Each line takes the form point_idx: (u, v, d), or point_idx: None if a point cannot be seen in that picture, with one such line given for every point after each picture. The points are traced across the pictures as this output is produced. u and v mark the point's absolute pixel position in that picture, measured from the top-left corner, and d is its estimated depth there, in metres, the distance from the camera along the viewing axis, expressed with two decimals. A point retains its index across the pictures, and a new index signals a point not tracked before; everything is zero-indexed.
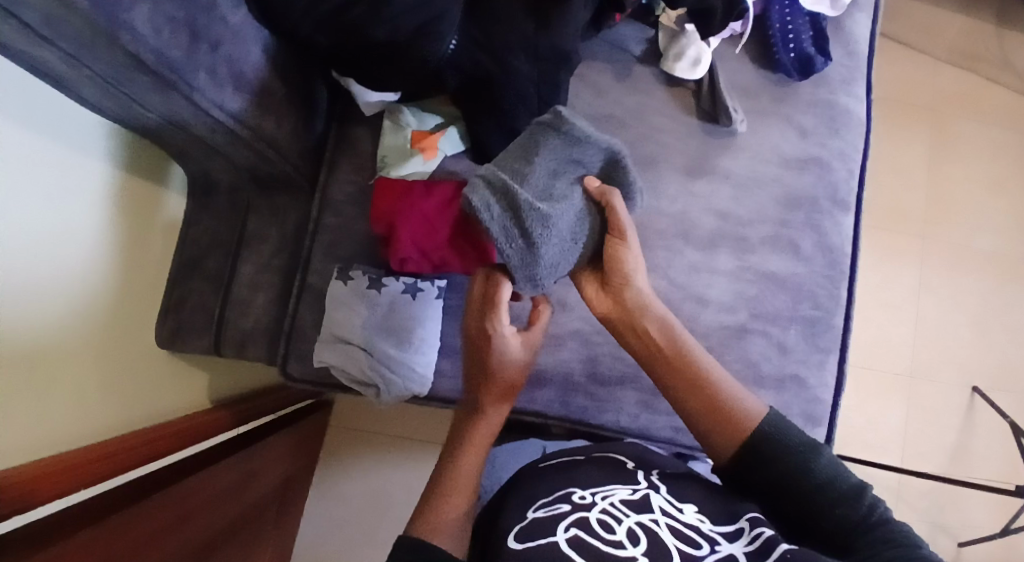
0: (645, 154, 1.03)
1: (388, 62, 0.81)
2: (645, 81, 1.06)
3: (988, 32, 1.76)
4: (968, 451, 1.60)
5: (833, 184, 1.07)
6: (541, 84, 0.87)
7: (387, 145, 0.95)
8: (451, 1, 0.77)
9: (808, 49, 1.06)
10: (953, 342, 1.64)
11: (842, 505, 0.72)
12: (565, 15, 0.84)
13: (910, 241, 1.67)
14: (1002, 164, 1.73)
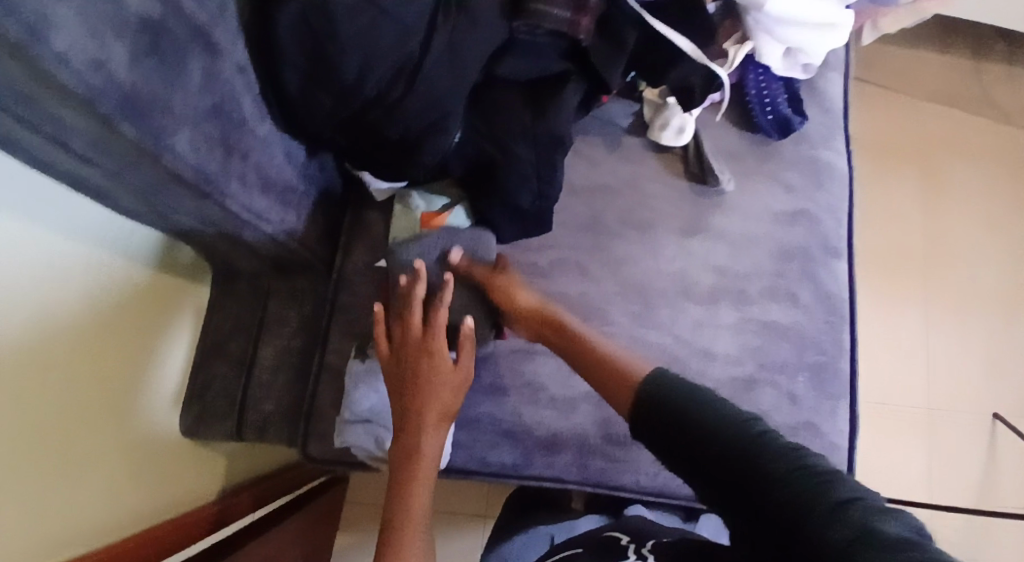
0: (643, 219, 1.09)
1: (403, 155, 0.82)
2: (636, 150, 1.13)
3: (967, 68, 1.88)
4: (1000, 485, 1.60)
5: (823, 234, 1.13)
6: (540, 170, 0.85)
7: (398, 227, 0.99)
8: (456, 100, 0.77)
9: (784, 111, 1.13)
10: (970, 374, 1.67)
11: (729, 429, 0.65)
12: (560, 103, 0.83)
13: (917, 276, 1.72)
14: (995, 194, 1.81)
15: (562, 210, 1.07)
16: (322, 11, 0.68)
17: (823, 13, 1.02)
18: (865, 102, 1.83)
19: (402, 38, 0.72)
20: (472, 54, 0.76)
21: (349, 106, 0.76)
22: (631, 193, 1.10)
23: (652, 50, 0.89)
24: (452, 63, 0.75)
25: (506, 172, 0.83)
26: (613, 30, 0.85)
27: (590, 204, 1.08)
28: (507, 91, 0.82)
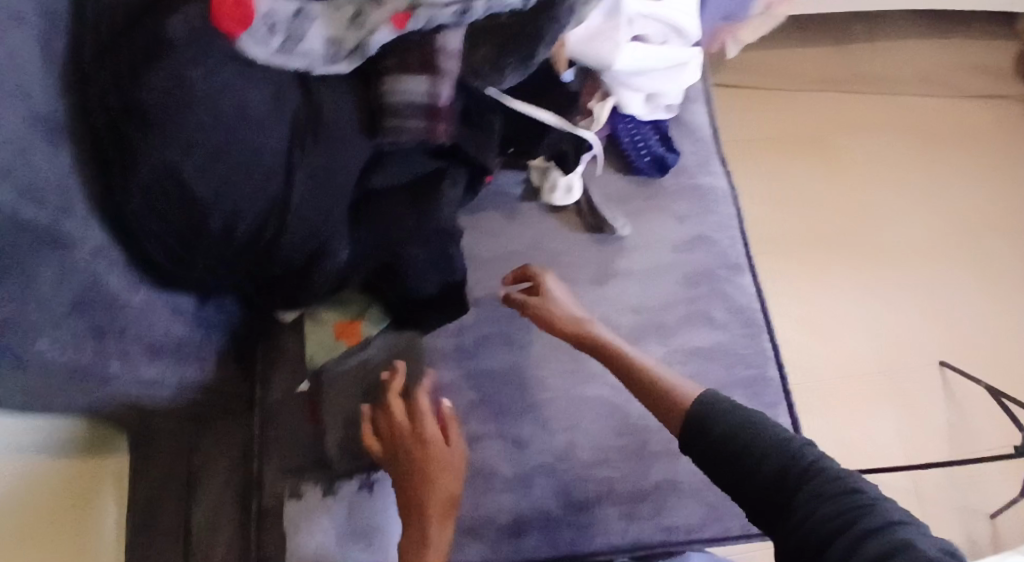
0: (553, 277, 1.08)
1: (297, 282, 0.78)
2: (533, 215, 1.13)
3: (831, 55, 2.02)
4: (963, 428, 1.71)
5: (722, 253, 1.16)
6: (438, 262, 0.83)
7: (311, 345, 0.95)
8: (335, 218, 0.73)
9: (658, 150, 1.19)
10: (909, 330, 1.79)
11: (771, 459, 0.74)
12: (441, 198, 0.82)
13: (831, 255, 1.84)
14: (886, 161, 1.95)
15: (475, 288, 1.06)
16: (171, 177, 0.63)
17: (667, 56, 1.07)
18: (743, 109, 1.96)
19: (265, 181, 0.67)
20: (342, 177, 0.73)
21: (223, 254, 0.71)
22: (535, 255, 1.10)
23: (521, 123, 0.93)
24: (324, 193, 0.71)
25: (404, 277, 0.82)
26: (477, 113, 0.85)
27: (500, 275, 1.08)
28: (387, 197, 0.80)
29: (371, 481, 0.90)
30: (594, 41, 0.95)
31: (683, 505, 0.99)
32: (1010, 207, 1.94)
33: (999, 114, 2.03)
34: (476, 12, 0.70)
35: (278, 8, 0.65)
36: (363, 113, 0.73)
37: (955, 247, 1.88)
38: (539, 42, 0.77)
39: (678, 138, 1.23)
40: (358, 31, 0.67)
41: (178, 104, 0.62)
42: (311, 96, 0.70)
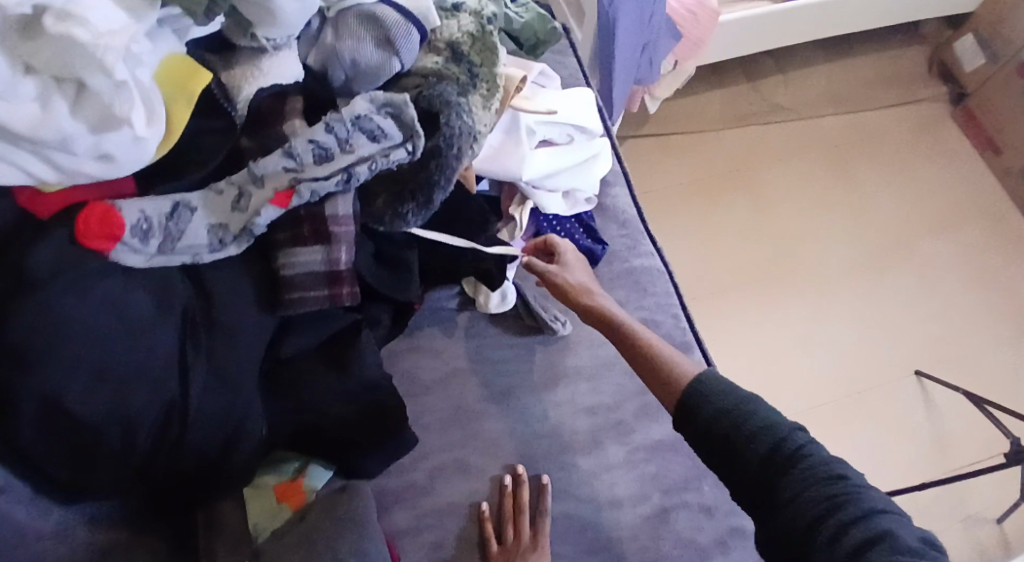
0: (503, 390, 1.05)
1: (213, 479, 0.72)
2: (472, 325, 1.09)
3: (746, 90, 2.12)
4: (948, 436, 1.82)
5: (667, 335, 1.16)
6: (371, 416, 0.79)
7: (253, 512, 0.89)
8: (247, 407, 0.69)
9: (586, 244, 1.16)
10: (874, 345, 1.89)
11: (762, 441, 0.75)
12: (360, 350, 0.78)
13: (784, 286, 1.91)
14: (817, 186, 2.05)
15: (421, 416, 1.01)
16: (56, 408, 0.59)
17: (574, 155, 1.09)
18: (675, 152, 2.02)
19: (157, 386, 0.64)
20: (242, 357, 0.68)
21: (125, 471, 0.66)
22: (482, 372, 1.05)
23: (436, 253, 0.94)
24: (226, 382, 0.67)
25: (338, 438, 0.79)
26: (393, 253, 0.82)
27: (447, 398, 1.02)
28: (302, 364, 0.76)
29: None
30: (494, 158, 0.97)
31: None
32: (938, 208, 2.08)
33: (910, 119, 2.20)
34: (359, 180, 0.72)
35: (156, 211, 0.66)
36: (263, 286, 0.72)
37: (897, 256, 2.00)
38: (434, 187, 0.78)
39: (602, 225, 1.23)
40: (243, 215, 0.69)
41: (52, 337, 0.58)
42: (200, 283, 0.68)
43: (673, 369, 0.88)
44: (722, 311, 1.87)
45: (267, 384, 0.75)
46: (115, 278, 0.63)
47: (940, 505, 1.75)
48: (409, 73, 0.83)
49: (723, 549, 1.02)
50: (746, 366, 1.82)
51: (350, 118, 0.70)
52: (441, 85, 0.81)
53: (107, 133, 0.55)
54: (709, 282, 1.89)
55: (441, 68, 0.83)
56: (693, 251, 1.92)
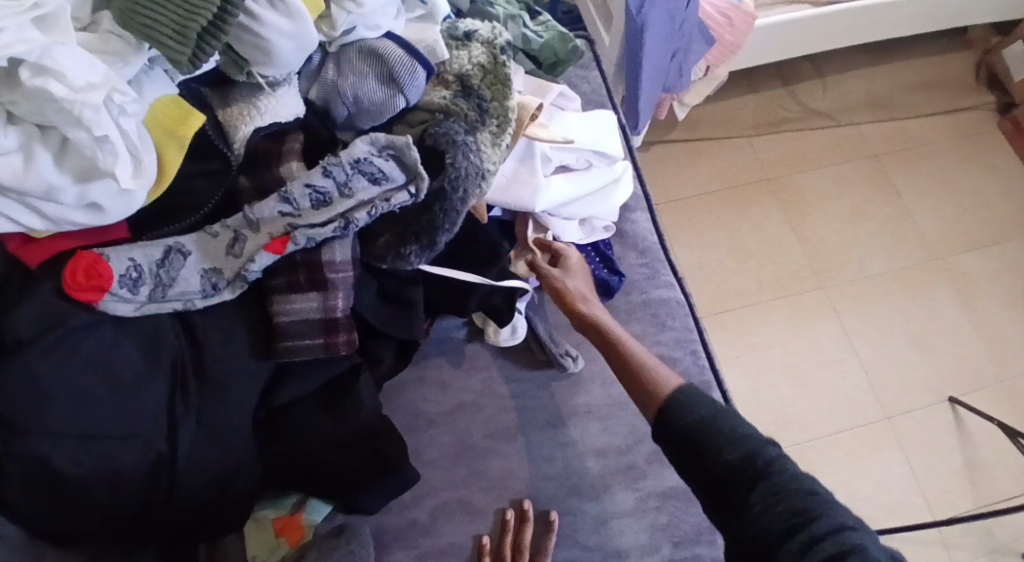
0: (508, 426, 1.02)
1: (206, 523, 0.74)
2: (482, 357, 1.07)
3: (780, 95, 2.08)
4: (983, 466, 1.75)
5: (684, 372, 1.12)
6: (369, 462, 0.79)
7: (251, 546, 0.88)
8: (234, 458, 0.72)
9: (601, 273, 1.12)
10: (907, 367, 1.82)
11: (734, 449, 0.74)
12: (356, 396, 0.78)
13: (813, 298, 1.86)
14: (852, 198, 1.99)
15: (425, 451, 0.99)
16: (43, 469, 0.62)
17: (593, 183, 1.05)
18: (703, 159, 1.97)
19: (144, 445, 0.67)
20: (235, 411, 0.72)
21: (116, 528, 0.69)
22: (489, 407, 1.04)
23: (444, 290, 0.92)
24: (214, 438, 0.71)
25: (334, 482, 0.78)
26: (397, 293, 0.81)
27: (452, 433, 1.01)
28: (297, 410, 0.77)
29: None
30: (507, 188, 0.94)
31: None
32: (981, 223, 2.00)
33: (957, 126, 2.11)
34: (358, 226, 0.72)
35: (147, 259, 0.68)
36: (258, 336, 0.74)
37: (936, 273, 1.92)
38: (437, 230, 0.77)
39: (620, 253, 1.19)
40: (236, 260, 0.72)
41: (35, 402, 0.61)
42: (193, 333, 0.71)
43: (654, 379, 0.86)
44: (747, 327, 1.82)
45: (262, 433, 0.76)
46: (102, 331, 0.66)
47: (969, 538, 1.68)
48: (417, 109, 0.83)
49: None
50: (769, 385, 1.78)
51: (345, 163, 0.71)
52: (449, 122, 0.81)
53: (94, 181, 0.60)
54: (733, 296, 1.85)
55: (449, 105, 0.82)
56: (719, 263, 1.88)
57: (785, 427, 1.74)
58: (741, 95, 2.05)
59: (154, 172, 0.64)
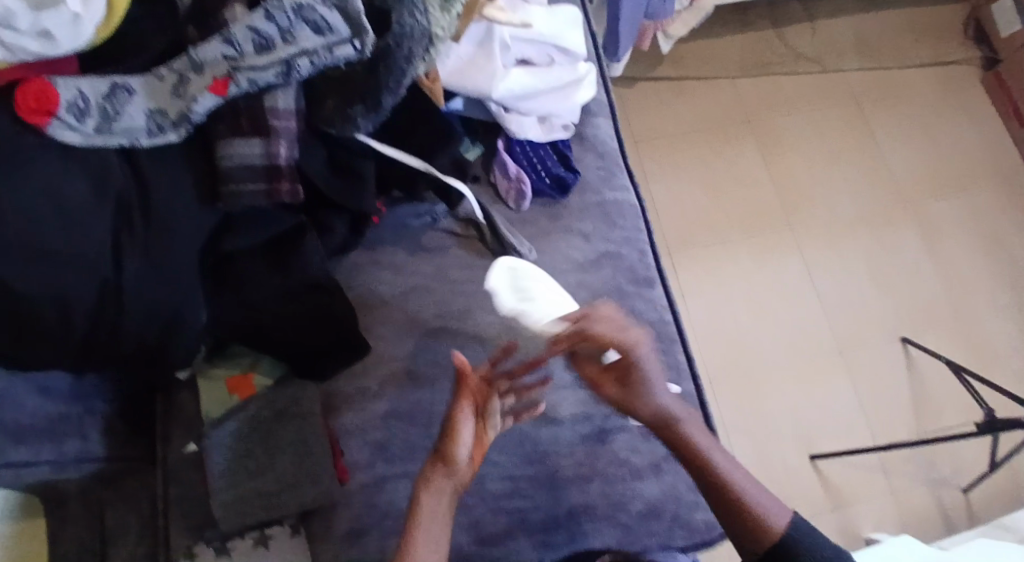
0: (458, 309, 1.05)
1: (154, 361, 0.80)
2: (437, 242, 1.09)
3: (769, 38, 2.05)
4: (927, 401, 1.74)
5: (630, 268, 1.13)
6: (310, 315, 0.87)
7: (206, 400, 0.95)
8: (181, 293, 0.75)
9: (558, 170, 1.13)
10: (863, 302, 1.82)
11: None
12: (300, 254, 0.85)
13: (782, 234, 1.86)
14: (830, 139, 1.98)
15: (377, 327, 1.02)
16: None
17: (554, 79, 1.06)
18: (684, 97, 1.95)
19: (92, 268, 0.70)
20: (178, 252, 0.74)
21: (66, 348, 0.73)
22: (440, 290, 1.06)
23: (397, 172, 0.95)
24: (159, 271, 0.73)
25: (276, 329, 0.85)
26: (347, 163, 0.87)
27: (404, 314, 1.04)
28: (241, 262, 0.83)
29: (266, 537, 0.92)
30: (462, 73, 0.95)
31: (597, 527, 0.99)
32: (954, 172, 1.99)
33: (942, 79, 2.09)
34: (299, 73, 0.74)
35: (94, 91, 0.70)
36: (204, 182, 0.77)
37: (903, 218, 1.92)
38: (383, 91, 0.79)
39: (579, 155, 1.17)
40: (180, 102, 0.73)
41: None
42: (139, 172, 0.73)
43: (761, 514, 0.82)
44: (713, 258, 1.81)
45: (210, 280, 0.82)
46: (46, 158, 0.68)
47: (910, 466, 1.67)
48: None
49: (657, 475, 1.04)
50: (728, 315, 1.77)
51: (288, 8, 0.71)
52: None
53: (48, 10, 0.63)
54: (702, 231, 1.83)
55: None
56: (693, 199, 1.86)
57: (740, 357, 1.73)
58: (728, 34, 2.03)
59: (105, 8, 0.66)
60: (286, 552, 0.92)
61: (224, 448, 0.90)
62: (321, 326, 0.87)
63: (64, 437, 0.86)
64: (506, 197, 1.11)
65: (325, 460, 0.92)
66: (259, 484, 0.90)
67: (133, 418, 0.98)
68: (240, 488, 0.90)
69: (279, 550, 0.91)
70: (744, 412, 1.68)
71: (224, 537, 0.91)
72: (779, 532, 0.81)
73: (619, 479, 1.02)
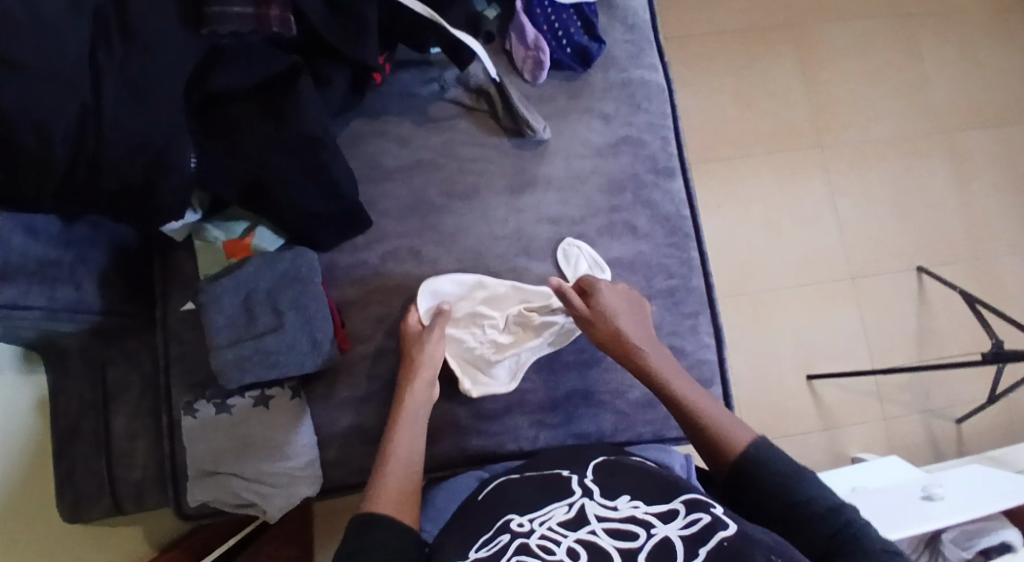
0: (466, 187, 1.01)
1: (143, 205, 0.77)
2: (447, 115, 1.03)
3: None
4: (935, 332, 1.61)
5: (651, 156, 1.06)
6: (309, 172, 0.82)
7: (205, 261, 0.94)
8: (168, 130, 0.72)
9: (581, 40, 1.05)
10: (882, 233, 1.65)
11: (822, 525, 0.70)
12: (298, 102, 0.80)
13: (808, 156, 1.65)
14: (874, 55, 1.71)
15: (380, 201, 0.99)
16: None
17: None
18: None
19: (71, 89, 0.66)
20: (161, 77, 0.71)
21: (48, 185, 0.69)
22: (448, 166, 1.01)
23: (398, 19, 0.89)
24: (141, 95, 0.70)
25: (274, 186, 0.81)
26: (348, 6, 0.82)
27: (408, 188, 0.99)
28: (235, 107, 0.79)
29: (266, 398, 0.91)
30: None
31: (593, 412, 0.99)
32: (1002, 100, 1.73)
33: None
34: None
35: None
36: (187, 4, 0.73)
37: (942, 151, 1.70)
38: None
39: (606, 26, 1.08)
40: None
41: None
42: None
43: (723, 432, 0.81)
44: (736, 177, 1.62)
45: (204, 124, 0.78)
46: None
47: (905, 395, 1.59)
48: None
49: None
50: (744, 235, 1.60)
51: None
52: None
53: None
54: (728, 145, 1.63)
55: None
56: (721, 109, 1.64)
57: (746, 277, 1.59)
58: None
59: None
60: (285, 413, 0.91)
61: (224, 305, 0.88)
62: (319, 184, 0.84)
63: (55, 282, 0.85)
64: (523, 68, 1.04)
65: (323, 323, 0.90)
66: (258, 343, 0.87)
67: (129, 275, 0.97)
68: (238, 346, 0.88)
69: (280, 410, 0.90)
70: (744, 328, 1.57)
71: (226, 394, 0.91)
72: (741, 451, 0.79)
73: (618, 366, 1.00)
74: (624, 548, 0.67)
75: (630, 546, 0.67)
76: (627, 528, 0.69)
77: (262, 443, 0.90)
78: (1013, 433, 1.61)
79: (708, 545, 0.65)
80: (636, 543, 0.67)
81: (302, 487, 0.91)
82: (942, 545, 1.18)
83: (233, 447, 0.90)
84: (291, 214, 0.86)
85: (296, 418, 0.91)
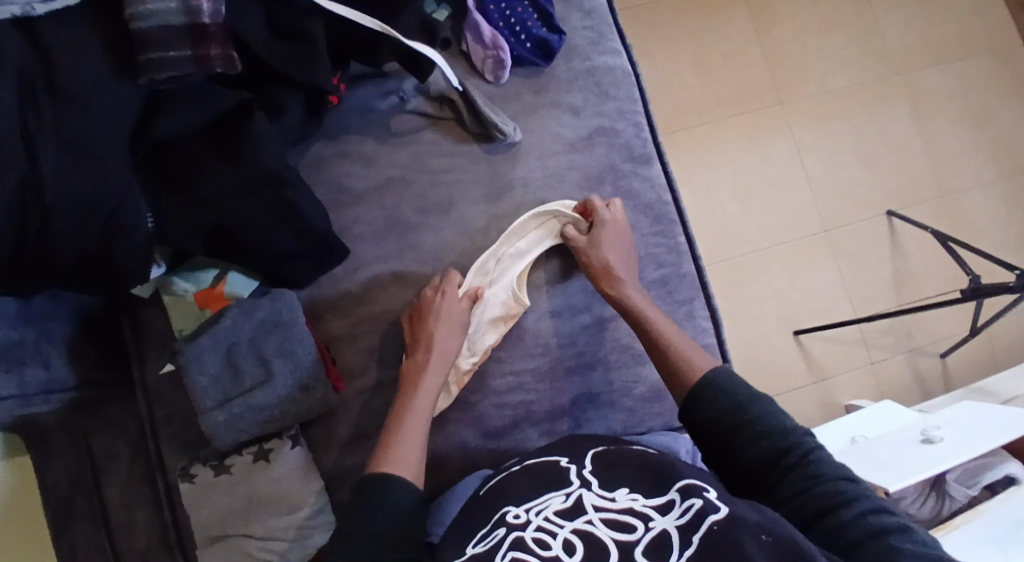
0: (441, 203, 0.96)
1: (104, 269, 0.73)
2: (409, 129, 0.98)
3: None
4: (912, 274, 1.60)
5: (626, 145, 1.02)
6: (275, 213, 0.79)
7: (180, 316, 0.89)
8: (120, 182, 0.68)
9: (540, 31, 1.01)
10: (851, 184, 1.62)
11: (767, 445, 0.69)
12: (252, 138, 0.75)
13: (769, 114, 1.61)
14: (824, 2, 1.66)
15: (354, 227, 0.94)
16: None
17: None
18: None
19: (1, 162, 0.62)
20: (98, 131, 0.66)
21: None
22: (418, 181, 0.96)
23: (348, 34, 0.86)
24: (77, 154, 0.65)
25: (240, 227, 0.77)
26: (290, 25, 0.79)
27: (381, 209, 0.95)
28: (186, 150, 0.74)
29: (265, 451, 0.86)
30: None
31: (601, 413, 0.96)
32: (951, 35, 1.70)
33: None
34: None
35: None
36: (116, 48, 0.68)
37: (900, 91, 1.67)
38: None
39: (563, 13, 1.05)
40: None
41: None
42: (39, 42, 0.64)
43: (680, 358, 0.80)
44: (703, 146, 1.57)
45: (155, 180, 0.74)
46: None
47: (889, 338, 1.58)
48: None
49: None
50: (716, 202, 1.56)
51: None
52: None
53: None
54: (691, 114, 1.58)
55: None
56: (680, 78, 1.58)
57: (727, 245, 1.56)
58: None
59: None
60: (291, 467, 0.86)
61: (206, 364, 0.85)
62: (286, 221, 0.80)
63: (22, 365, 0.81)
64: (484, 69, 1.00)
65: (315, 369, 0.86)
66: (248, 399, 0.84)
67: (103, 342, 0.92)
68: (227, 404, 0.84)
69: (282, 462, 0.86)
70: (729, 296, 1.54)
71: (223, 453, 0.87)
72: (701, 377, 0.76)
73: (622, 365, 0.97)
74: (622, 539, 0.64)
75: (627, 538, 0.64)
76: (625, 520, 0.66)
77: (264, 500, 0.86)
78: (997, 364, 1.62)
79: (698, 532, 0.62)
80: (634, 535, 0.64)
81: (317, 536, 0.87)
82: (948, 485, 1.15)
83: (240, 508, 0.86)
84: (263, 254, 0.82)
85: (301, 466, 0.87)
